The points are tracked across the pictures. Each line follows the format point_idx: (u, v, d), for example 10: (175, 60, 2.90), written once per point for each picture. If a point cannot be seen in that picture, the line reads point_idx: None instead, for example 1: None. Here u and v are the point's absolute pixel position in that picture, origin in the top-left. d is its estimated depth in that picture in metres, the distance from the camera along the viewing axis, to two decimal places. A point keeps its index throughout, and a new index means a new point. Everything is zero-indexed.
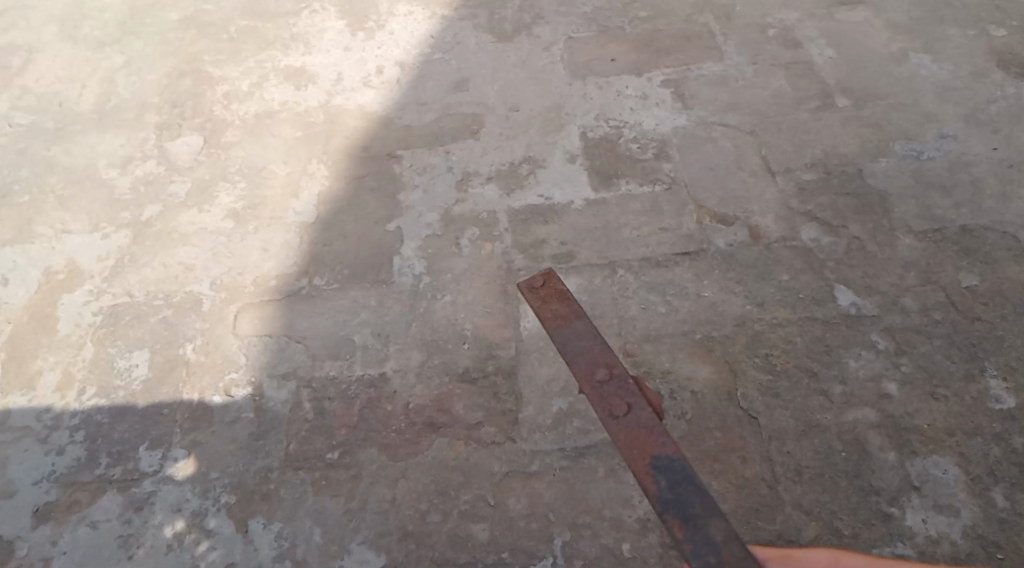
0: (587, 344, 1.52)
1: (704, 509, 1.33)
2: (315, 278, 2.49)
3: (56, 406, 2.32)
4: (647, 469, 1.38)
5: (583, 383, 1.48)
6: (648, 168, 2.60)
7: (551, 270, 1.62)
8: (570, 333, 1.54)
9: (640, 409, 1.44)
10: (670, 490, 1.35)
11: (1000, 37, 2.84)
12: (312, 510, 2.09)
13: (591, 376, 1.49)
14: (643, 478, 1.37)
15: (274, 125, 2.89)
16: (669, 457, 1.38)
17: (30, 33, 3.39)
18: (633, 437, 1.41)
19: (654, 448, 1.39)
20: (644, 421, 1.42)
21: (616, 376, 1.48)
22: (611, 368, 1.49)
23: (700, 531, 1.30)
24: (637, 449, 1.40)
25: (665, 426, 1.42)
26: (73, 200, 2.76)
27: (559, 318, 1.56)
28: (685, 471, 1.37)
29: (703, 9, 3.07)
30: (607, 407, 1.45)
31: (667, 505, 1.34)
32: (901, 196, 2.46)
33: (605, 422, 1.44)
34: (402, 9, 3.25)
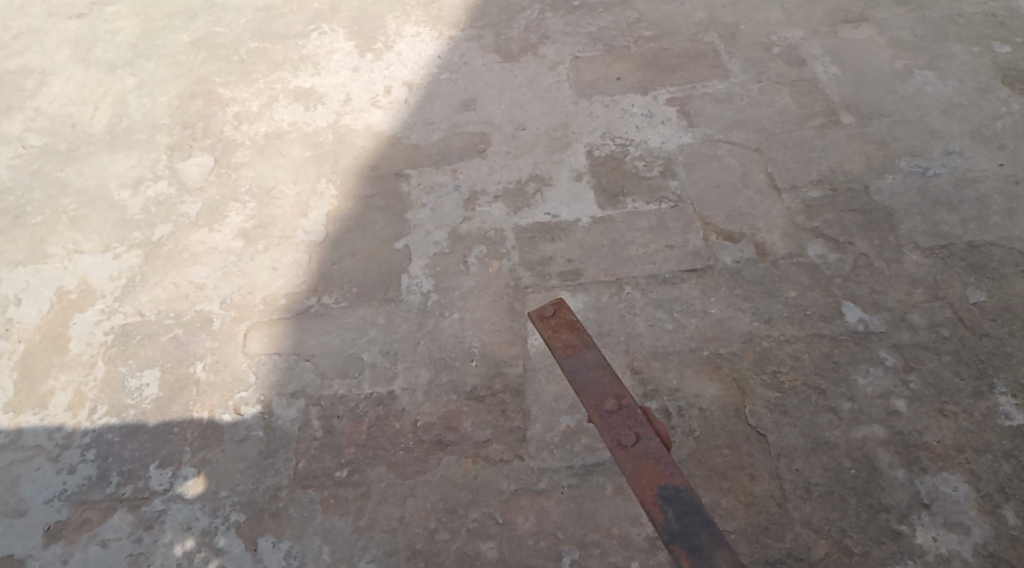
0: (596, 372, 1.59)
1: (710, 540, 1.40)
2: (324, 297, 2.51)
3: (67, 425, 2.34)
4: (655, 499, 1.45)
5: (591, 411, 1.55)
6: (655, 185, 2.61)
7: (561, 300, 1.69)
8: (580, 362, 1.61)
9: (647, 439, 1.50)
10: (677, 520, 1.42)
11: (1005, 54, 2.85)
12: (321, 528, 2.10)
13: (600, 406, 1.55)
14: (650, 507, 1.44)
15: (284, 145, 2.92)
16: (676, 488, 1.45)
17: (44, 57, 3.44)
18: (642, 467, 1.48)
19: (662, 478, 1.46)
20: (652, 451, 1.49)
21: (623, 405, 1.55)
22: (619, 399, 1.55)
23: (706, 560, 1.38)
24: (645, 478, 1.47)
25: (672, 456, 1.49)
26: (85, 220, 2.80)
27: (569, 345, 1.63)
28: (691, 502, 1.44)
29: (708, 28, 3.09)
30: (615, 436, 1.51)
31: (674, 535, 1.41)
32: (908, 212, 2.46)
33: (614, 451, 1.50)
34: (409, 30, 3.28)
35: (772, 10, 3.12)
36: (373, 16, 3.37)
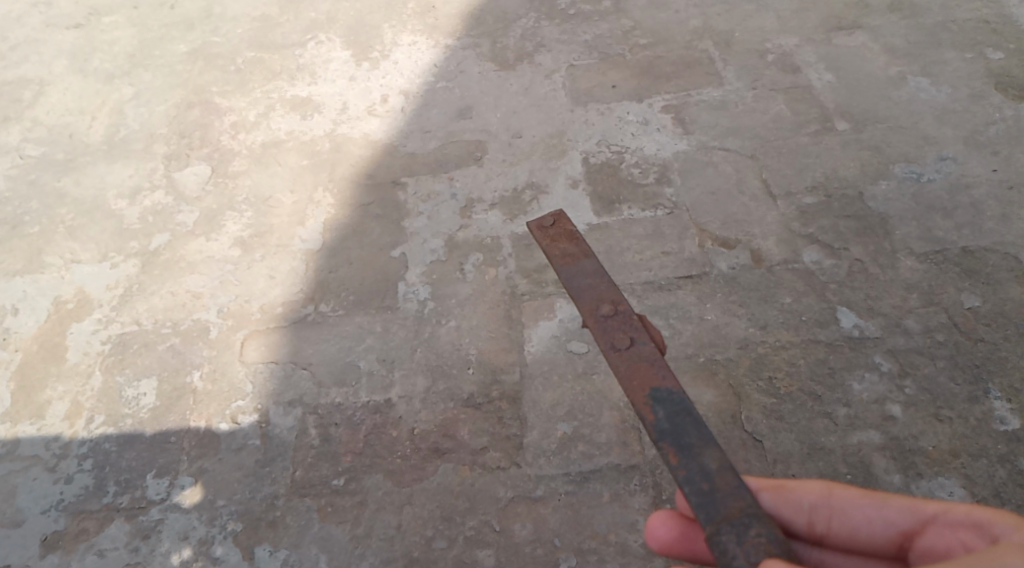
0: (596, 285, 1.76)
1: (699, 440, 1.54)
2: (320, 305, 2.51)
3: (64, 435, 2.34)
4: (647, 399, 1.59)
5: (590, 318, 1.71)
6: (651, 192, 2.62)
7: (562, 217, 1.88)
8: (579, 272, 1.78)
9: (642, 344, 1.66)
10: (667, 420, 1.57)
11: (998, 60, 2.86)
12: (318, 537, 2.09)
13: (596, 312, 1.72)
14: (643, 406, 1.59)
15: (281, 154, 2.93)
16: (668, 391, 1.60)
17: (42, 67, 3.45)
18: (634, 368, 1.63)
19: (654, 381, 1.61)
20: (645, 355, 1.64)
21: (620, 313, 1.71)
22: (615, 305, 1.72)
23: (695, 460, 1.53)
24: (638, 379, 1.61)
25: (664, 360, 1.64)
26: (82, 230, 2.80)
27: (571, 259, 1.80)
28: (682, 404, 1.58)
29: (703, 36, 3.10)
30: (610, 339, 1.67)
31: (664, 434, 1.55)
32: (902, 218, 2.47)
33: (608, 352, 1.66)
34: (405, 39, 3.30)
35: (766, 18, 3.14)
36: (369, 25, 3.38)
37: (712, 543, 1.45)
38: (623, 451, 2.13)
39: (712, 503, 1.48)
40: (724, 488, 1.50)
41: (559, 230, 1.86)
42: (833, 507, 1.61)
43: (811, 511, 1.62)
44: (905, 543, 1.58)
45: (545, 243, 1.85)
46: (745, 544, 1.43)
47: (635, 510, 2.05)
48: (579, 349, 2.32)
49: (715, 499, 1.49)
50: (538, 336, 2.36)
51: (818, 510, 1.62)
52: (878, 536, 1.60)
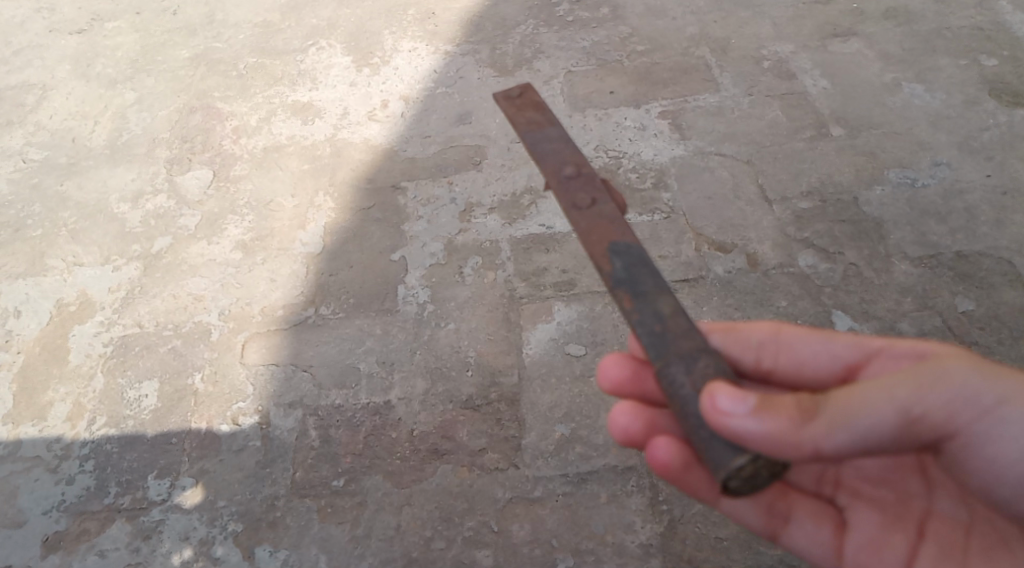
0: (562, 151, 1.81)
1: (654, 288, 1.57)
2: (321, 308, 2.53)
3: (66, 436, 2.36)
4: (606, 252, 1.63)
5: (554, 180, 1.75)
6: (648, 197, 2.65)
7: (530, 89, 1.95)
8: (543, 137, 1.84)
9: (603, 204, 1.70)
10: (624, 270, 1.59)
11: (992, 67, 2.89)
12: (318, 537, 2.11)
13: (560, 173, 1.76)
14: (601, 257, 1.62)
15: (282, 158, 2.96)
16: (627, 245, 1.63)
17: (45, 72, 3.48)
18: (595, 224, 1.67)
19: (614, 236, 1.65)
20: (606, 213, 1.69)
21: (583, 175, 1.75)
22: (579, 168, 1.77)
23: (649, 305, 1.54)
24: (598, 234, 1.65)
25: (624, 219, 1.68)
26: (84, 233, 2.82)
27: (539, 129, 1.86)
28: (639, 257, 1.62)
29: (700, 43, 3.13)
30: (571, 198, 1.71)
31: (620, 282, 1.58)
32: (897, 223, 2.49)
33: (569, 209, 1.70)
34: (406, 45, 3.33)
35: (762, 25, 3.17)
36: (369, 31, 3.41)
37: (661, 376, 1.48)
38: (620, 452, 2.15)
39: (664, 342, 1.49)
40: (676, 330, 1.50)
41: (528, 106, 1.92)
42: (781, 343, 1.79)
43: (759, 348, 1.81)
44: (846, 376, 1.77)
45: (514, 117, 1.91)
46: (693, 375, 1.45)
47: (632, 511, 2.07)
48: (577, 351, 2.34)
49: (667, 339, 1.50)
50: (536, 339, 2.38)
51: (767, 346, 1.80)
52: (823, 371, 1.78)
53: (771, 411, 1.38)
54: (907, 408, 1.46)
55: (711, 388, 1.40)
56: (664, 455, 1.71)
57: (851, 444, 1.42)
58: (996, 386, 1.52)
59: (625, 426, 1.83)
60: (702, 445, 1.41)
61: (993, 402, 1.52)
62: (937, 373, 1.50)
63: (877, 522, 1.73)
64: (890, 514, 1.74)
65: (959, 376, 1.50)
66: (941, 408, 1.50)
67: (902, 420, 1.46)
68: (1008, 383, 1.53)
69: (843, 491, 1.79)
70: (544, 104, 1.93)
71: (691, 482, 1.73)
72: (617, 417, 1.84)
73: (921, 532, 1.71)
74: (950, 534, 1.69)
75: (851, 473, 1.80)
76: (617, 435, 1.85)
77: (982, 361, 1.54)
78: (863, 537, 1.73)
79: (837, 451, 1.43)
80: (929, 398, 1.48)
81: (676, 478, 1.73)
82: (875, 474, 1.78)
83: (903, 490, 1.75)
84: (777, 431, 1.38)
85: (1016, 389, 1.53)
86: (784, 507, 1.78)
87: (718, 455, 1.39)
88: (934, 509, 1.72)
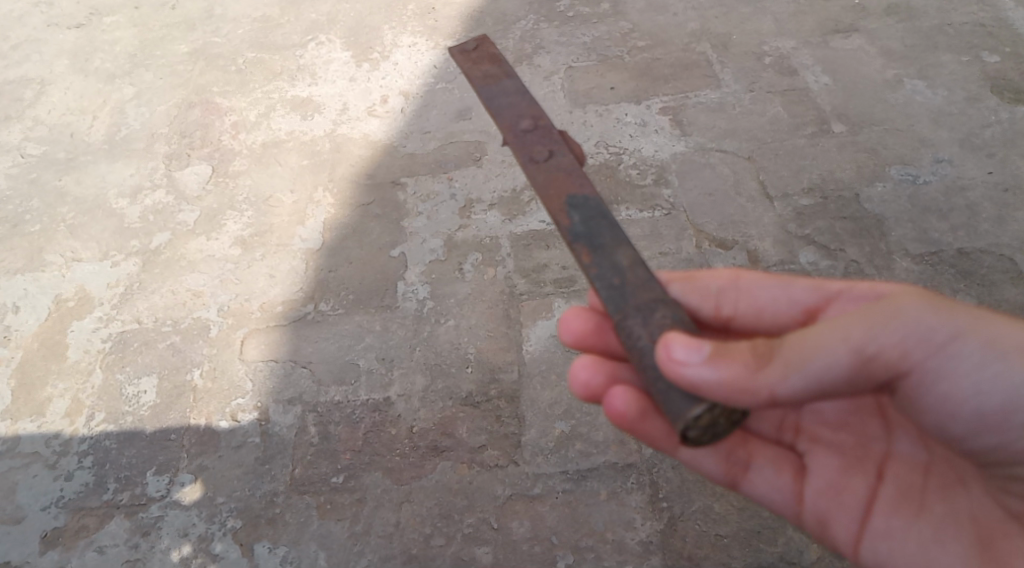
0: (518, 107, 1.86)
1: (612, 240, 1.62)
2: (320, 305, 2.52)
3: (65, 432, 2.35)
4: (563, 206, 1.67)
5: (511, 135, 1.80)
6: (649, 194, 2.64)
7: (486, 43, 2.01)
8: (500, 92, 1.89)
9: (560, 157, 1.76)
10: (582, 223, 1.65)
11: (994, 64, 2.88)
12: (317, 534, 2.11)
13: (517, 129, 1.82)
14: (559, 211, 1.67)
15: (281, 154, 2.95)
16: (585, 198, 1.68)
17: (42, 67, 3.46)
18: (552, 177, 1.73)
19: (572, 189, 1.70)
20: (564, 165, 1.74)
21: (540, 129, 1.81)
22: (536, 123, 1.82)
23: (607, 258, 1.60)
24: (555, 188, 1.70)
25: (582, 170, 1.73)
26: (83, 228, 2.82)
27: (496, 85, 1.91)
28: (597, 210, 1.67)
29: (701, 38, 3.12)
30: (529, 153, 1.76)
31: (578, 236, 1.63)
32: (898, 220, 2.48)
33: (526, 165, 1.75)
34: (406, 40, 3.31)
35: (764, 21, 3.15)
36: (369, 26, 3.40)
37: (620, 328, 1.54)
38: (620, 449, 2.15)
39: (622, 295, 1.55)
40: (634, 282, 1.56)
41: (485, 62, 1.98)
42: (740, 289, 1.82)
43: (718, 295, 1.83)
44: (805, 319, 1.80)
45: (471, 71, 1.96)
46: (649, 325, 1.50)
47: (632, 508, 2.06)
48: None
49: (625, 291, 1.55)
50: (536, 336, 2.37)
51: (726, 294, 1.83)
52: (783, 314, 1.81)
53: (726, 359, 1.42)
54: (861, 347, 1.49)
55: (666, 338, 1.44)
56: (620, 405, 1.74)
57: (805, 386, 1.46)
58: (950, 320, 1.54)
59: (584, 379, 1.82)
60: (659, 396, 1.46)
61: (947, 336, 1.54)
62: (890, 310, 1.52)
63: (837, 466, 1.77)
64: (850, 458, 1.77)
65: (912, 312, 1.52)
66: (894, 346, 1.52)
67: (856, 359, 1.48)
68: (961, 319, 1.55)
69: (803, 437, 1.82)
70: (500, 59, 1.98)
71: (648, 431, 1.76)
72: (577, 371, 1.83)
73: (880, 474, 1.74)
74: (907, 474, 1.72)
75: (810, 419, 1.82)
76: (578, 391, 1.84)
77: (935, 298, 1.56)
78: (822, 482, 1.76)
79: (790, 395, 1.46)
80: (882, 335, 1.50)
81: (633, 427, 1.76)
82: (835, 419, 1.80)
83: (863, 433, 1.78)
84: (732, 378, 1.41)
85: (969, 325, 1.56)
86: (744, 454, 1.80)
87: (675, 405, 1.43)
88: (893, 451, 1.75)
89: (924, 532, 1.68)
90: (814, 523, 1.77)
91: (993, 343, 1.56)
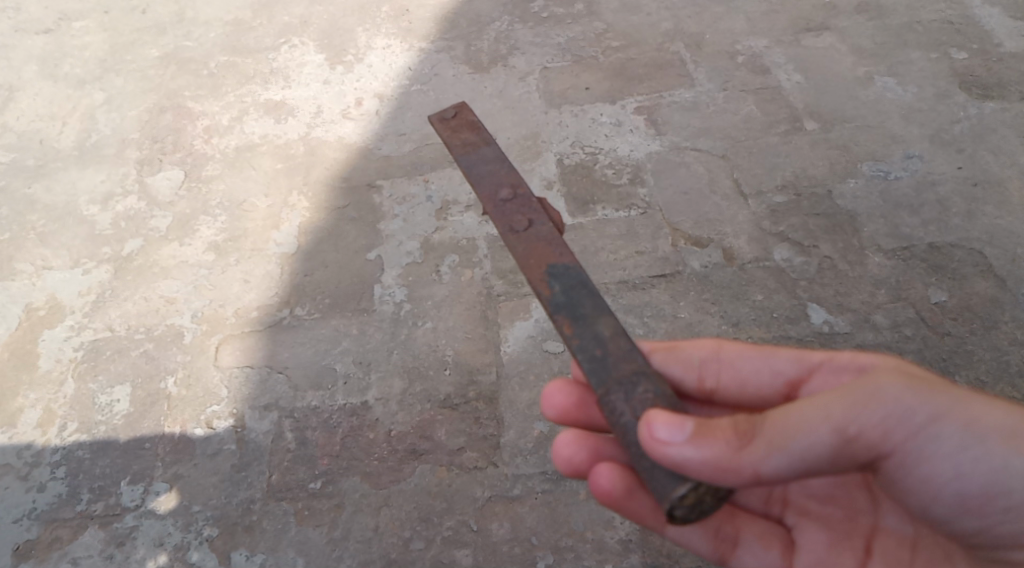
0: (497, 173, 1.86)
1: (593, 310, 1.61)
2: (296, 309, 2.50)
3: (36, 443, 2.32)
4: (544, 275, 1.66)
5: (490, 205, 1.80)
6: (624, 193, 2.64)
7: (463, 106, 2.01)
8: (477, 157, 1.89)
9: (539, 225, 1.75)
10: (563, 293, 1.63)
11: (962, 60, 2.92)
12: (295, 540, 2.09)
13: (496, 196, 1.81)
14: (540, 281, 1.66)
15: (255, 158, 2.92)
16: (564, 267, 1.67)
17: (10, 73, 3.42)
18: (532, 245, 1.72)
19: (552, 258, 1.69)
20: (544, 234, 1.73)
21: (519, 198, 1.80)
22: (515, 189, 1.82)
23: (589, 329, 1.59)
24: (535, 257, 1.69)
25: (562, 239, 1.73)
26: (53, 236, 2.78)
27: (475, 151, 1.90)
28: (577, 279, 1.66)
29: (674, 38, 3.13)
30: (508, 222, 1.76)
31: (559, 306, 1.62)
32: (870, 216, 2.50)
33: (506, 234, 1.74)
34: (380, 42, 3.30)
35: (736, 20, 3.17)
36: (343, 29, 3.38)
37: (603, 403, 1.52)
38: None
39: (604, 367, 1.54)
40: (616, 353, 1.55)
41: (464, 128, 1.97)
42: (723, 361, 1.81)
43: (701, 367, 1.82)
44: (788, 393, 1.79)
45: (449, 138, 1.95)
46: (632, 402, 1.49)
47: None
48: (555, 348, 2.33)
49: (607, 363, 1.54)
50: (514, 337, 2.37)
51: (709, 366, 1.81)
52: (766, 387, 1.80)
53: (708, 437, 1.41)
54: (843, 428, 1.45)
55: (648, 416, 1.43)
56: (606, 484, 1.71)
57: (789, 467, 1.43)
58: (929, 402, 1.51)
59: (568, 457, 1.80)
60: (645, 474, 1.45)
61: (926, 419, 1.51)
62: (870, 392, 1.48)
63: (824, 541, 1.76)
64: (837, 532, 1.77)
65: (891, 394, 1.49)
66: (876, 427, 1.48)
67: (838, 439, 1.45)
68: (942, 401, 1.52)
69: (790, 509, 1.81)
70: (479, 124, 1.97)
71: (634, 508, 1.73)
72: (561, 447, 1.81)
73: (868, 549, 1.74)
74: (894, 549, 1.73)
75: (797, 492, 1.82)
76: (561, 467, 1.82)
77: (914, 378, 1.52)
78: (812, 557, 1.76)
79: (775, 474, 1.43)
80: (864, 416, 1.47)
81: (619, 505, 1.73)
82: (822, 492, 1.80)
83: (849, 506, 1.78)
84: (715, 456, 1.40)
85: (950, 407, 1.53)
86: (732, 530, 1.79)
87: (661, 484, 1.42)
88: (880, 524, 1.75)
89: None
90: None
91: (972, 425, 1.54)
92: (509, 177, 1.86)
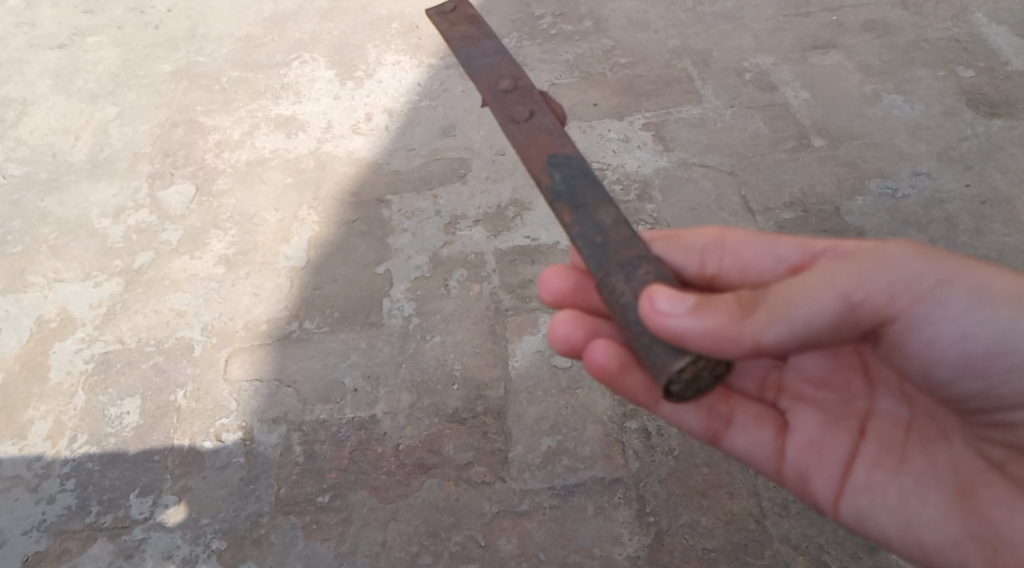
0: (496, 65, 1.96)
1: (593, 199, 1.72)
2: (305, 322, 2.52)
3: (46, 455, 2.33)
4: (545, 165, 1.77)
5: (490, 95, 1.90)
6: (632, 209, 2.66)
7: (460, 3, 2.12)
8: (475, 50, 1.99)
9: (540, 115, 1.86)
10: (563, 182, 1.75)
11: (969, 78, 2.93)
12: (303, 554, 2.10)
13: (496, 87, 1.92)
14: (541, 170, 1.77)
15: (266, 172, 2.95)
16: (566, 156, 1.78)
17: (25, 87, 3.46)
18: (534, 137, 1.82)
19: (554, 148, 1.80)
20: (545, 124, 1.84)
21: (520, 89, 1.90)
22: (515, 82, 1.91)
23: (589, 218, 1.70)
24: (537, 147, 1.80)
25: (563, 129, 1.84)
26: (65, 249, 2.80)
27: (473, 44, 2.00)
28: (578, 169, 1.77)
29: (682, 55, 3.15)
30: (509, 113, 1.86)
31: (560, 195, 1.73)
32: (878, 233, 2.51)
33: (507, 125, 1.85)
34: (390, 58, 3.33)
35: (743, 37, 3.19)
36: (353, 45, 3.41)
37: (603, 286, 1.63)
38: (607, 464, 2.15)
39: (604, 253, 1.65)
40: (616, 240, 1.66)
41: (462, 22, 2.07)
42: (726, 247, 1.91)
43: (703, 253, 1.93)
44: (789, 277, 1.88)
45: (447, 30, 2.06)
46: (632, 281, 1.60)
47: (619, 523, 2.06)
48: (563, 362, 2.33)
49: (607, 249, 1.65)
50: (522, 351, 2.38)
51: (711, 250, 1.92)
52: (768, 271, 1.89)
53: (710, 309, 1.52)
54: (845, 293, 1.58)
55: (650, 291, 1.54)
56: (601, 358, 1.82)
57: (792, 335, 1.56)
58: (935, 266, 1.63)
59: (572, 336, 1.91)
60: (641, 349, 1.56)
61: (933, 282, 1.63)
62: (879, 257, 1.61)
63: (819, 422, 1.86)
64: (832, 414, 1.87)
65: (899, 259, 1.62)
66: (880, 292, 1.61)
67: (841, 303, 1.58)
68: (948, 265, 1.64)
69: (784, 395, 1.93)
70: (477, 19, 2.07)
71: (627, 385, 1.83)
72: (558, 327, 1.93)
73: (861, 431, 1.84)
74: (887, 429, 1.82)
75: (792, 377, 1.93)
76: (558, 346, 1.94)
77: (920, 246, 1.65)
78: (805, 437, 1.86)
79: (776, 343, 1.56)
80: (869, 282, 1.60)
81: (613, 382, 1.84)
82: (817, 375, 1.91)
83: (846, 390, 1.88)
84: (716, 326, 1.51)
85: (953, 272, 1.64)
86: (726, 410, 1.88)
87: (659, 357, 1.53)
88: (874, 408, 1.85)
89: (905, 485, 1.77)
90: (797, 478, 1.86)
91: (978, 288, 1.65)
92: (508, 70, 1.96)
